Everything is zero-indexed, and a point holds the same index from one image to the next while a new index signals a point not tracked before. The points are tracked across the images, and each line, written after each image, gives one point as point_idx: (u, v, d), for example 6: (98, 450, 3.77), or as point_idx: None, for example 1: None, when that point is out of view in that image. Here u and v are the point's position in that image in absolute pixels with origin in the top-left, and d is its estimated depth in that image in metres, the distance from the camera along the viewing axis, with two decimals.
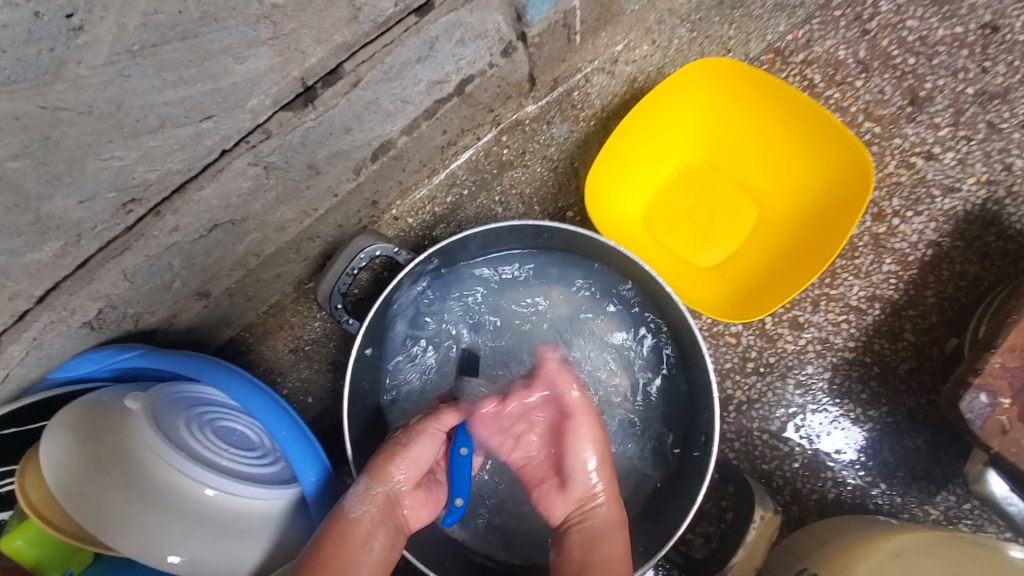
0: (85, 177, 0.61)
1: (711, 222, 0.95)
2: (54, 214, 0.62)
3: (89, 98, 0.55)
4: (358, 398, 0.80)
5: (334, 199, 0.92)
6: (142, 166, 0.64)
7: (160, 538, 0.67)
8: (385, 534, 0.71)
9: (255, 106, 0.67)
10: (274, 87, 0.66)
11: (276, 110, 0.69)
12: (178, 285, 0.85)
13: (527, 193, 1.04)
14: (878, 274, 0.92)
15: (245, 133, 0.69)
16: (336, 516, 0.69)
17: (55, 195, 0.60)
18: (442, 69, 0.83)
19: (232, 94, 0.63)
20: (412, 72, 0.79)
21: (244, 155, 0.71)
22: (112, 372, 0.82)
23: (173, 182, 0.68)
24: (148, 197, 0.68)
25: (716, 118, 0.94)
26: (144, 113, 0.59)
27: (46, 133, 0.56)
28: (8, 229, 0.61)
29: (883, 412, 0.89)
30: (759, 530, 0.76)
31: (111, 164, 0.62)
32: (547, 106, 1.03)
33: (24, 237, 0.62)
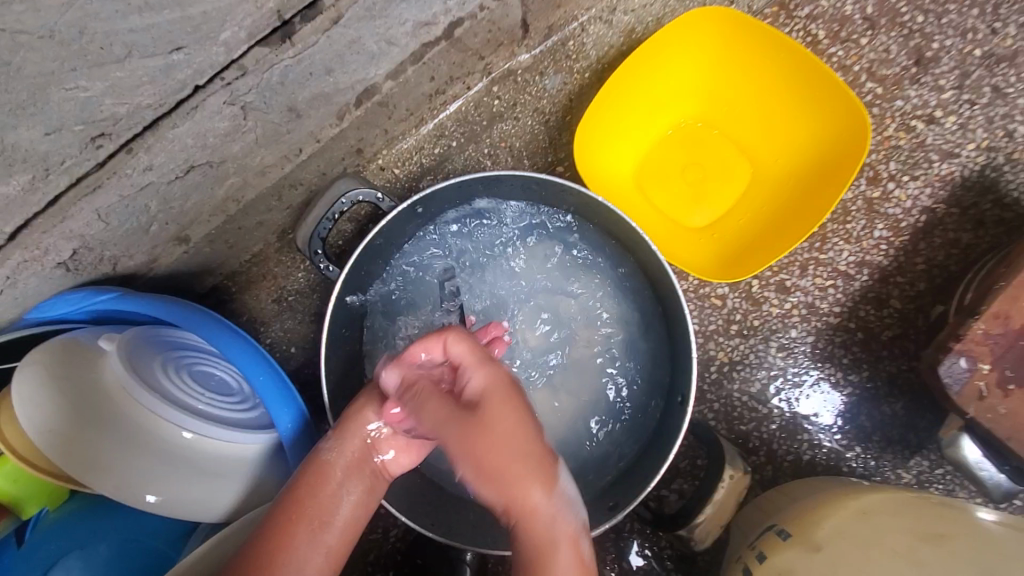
0: (51, 108, 0.58)
1: (704, 182, 0.93)
2: (20, 146, 0.60)
3: (50, 21, 0.52)
4: (336, 346, 0.80)
5: (317, 145, 0.89)
6: (110, 98, 0.61)
7: (136, 476, 0.67)
8: (357, 480, 0.68)
9: (228, 39, 0.64)
10: (248, 19, 0.63)
11: (252, 45, 0.66)
12: (156, 229, 0.83)
13: (517, 146, 1.01)
14: (869, 240, 0.91)
15: (219, 68, 0.66)
16: (310, 458, 0.68)
17: (20, 125, 0.58)
18: (429, 9, 0.80)
19: (202, 25, 0.60)
20: (396, 10, 0.76)
21: (219, 93, 0.69)
22: (88, 315, 0.81)
23: (144, 117, 0.66)
24: (118, 132, 0.65)
25: (713, 72, 0.91)
26: (109, 41, 0.56)
27: (6, 58, 0.53)
28: None
29: (863, 377, 0.89)
30: (727, 488, 0.78)
31: (77, 96, 0.59)
32: (541, 56, 1.00)
33: None
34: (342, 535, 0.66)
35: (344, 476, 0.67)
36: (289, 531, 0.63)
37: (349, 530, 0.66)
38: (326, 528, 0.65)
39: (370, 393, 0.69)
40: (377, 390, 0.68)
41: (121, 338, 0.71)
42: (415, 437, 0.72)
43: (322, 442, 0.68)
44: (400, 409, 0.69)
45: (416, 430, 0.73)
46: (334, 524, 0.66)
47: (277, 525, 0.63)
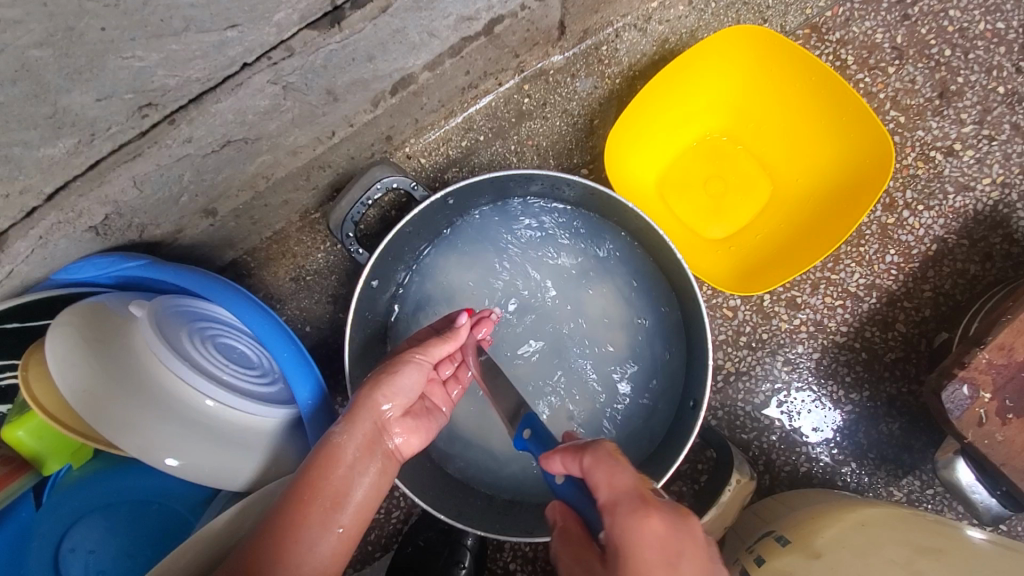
0: (105, 75, 0.59)
1: (725, 195, 0.95)
2: (71, 109, 0.61)
3: None
4: (357, 330, 0.81)
5: (350, 129, 0.90)
6: (162, 69, 0.62)
7: (160, 439, 0.68)
8: (370, 465, 0.67)
9: (281, 20, 0.65)
10: (303, 3, 0.64)
11: (302, 28, 0.68)
12: (186, 199, 0.84)
13: (543, 145, 1.03)
14: (880, 264, 0.93)
15: (268, 48, 0.67)
16: (323, 441, 0.66)
17: (74, 89, 0.59)
18: (473, 5, 0.81)
19: (260, 5, 0.61)
20: (443, 3, 0.77)
21: (265, 72, 0.70)
22: (114, 280, 0.82)
23: (191, 90, 0.67)
24: (164, 103, 0.67)
25: (742, 88, 0.93)
26: (170, 14, 0.57)
27: (70, 23, 0.54)
28: (23, 120, 0.59)
29: (864, 396, 0.91)
30: (733, 493, 0.80)
31: (131, 65, 0.60)
32: (574, 58, 1.01)
33: (38, 130, 0.61)
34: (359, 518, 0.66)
35: (356, 458, 0.66)
36: (307, 513, 0.62)
37: (363, 512, 0.66)
38: (341, 509, 0.65)
39: (377, 377, 0.69)
40: (386, 373, 0.69)
41: (153, 305, 0.72)
42: (421, 421, 0.73)
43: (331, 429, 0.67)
44: (408, 393, 0.70)
45: (420, 413, 0.74)
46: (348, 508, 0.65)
47: (294, 509, 0.62)
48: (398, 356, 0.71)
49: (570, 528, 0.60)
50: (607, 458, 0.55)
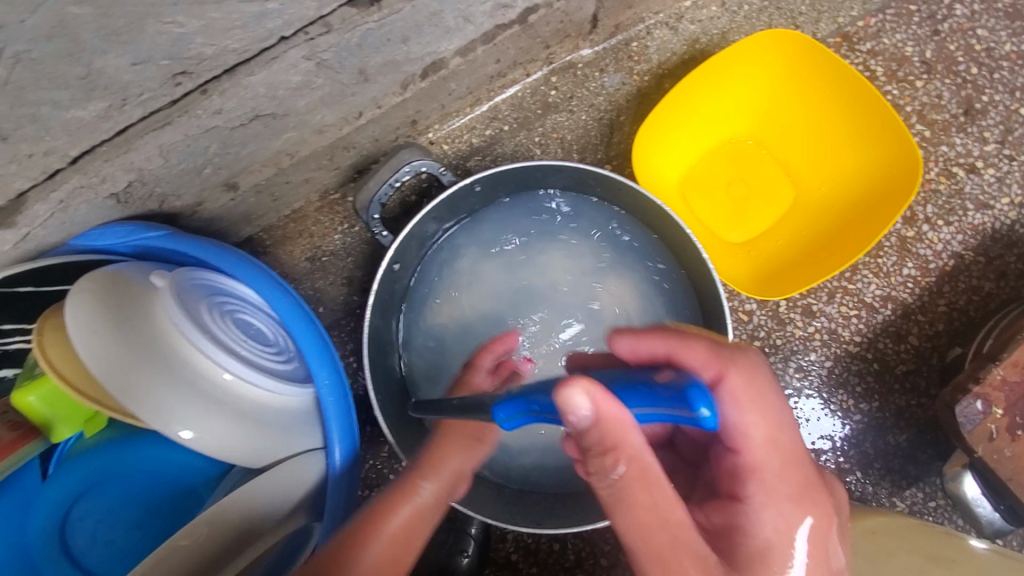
0: (143, 39, 0.58)
1: (746, 199, 0.95)
2: (106, 72, 0.60)
3: None
4: (378, 312, 0.82)
5: (378, 111, 0.90)
6: (201, 37, 0.61)
7: (178, 411, 0.67)
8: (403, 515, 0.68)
9: None
10: None
11: (343, 4, 0.67)
12: (209, 172, 0.83)
13: (568, 139, 1.02)
14: (897, 276, 0.94)
15: (308, 22, 0.67)
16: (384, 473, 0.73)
17: (110, 51, 0.58)
18: None
19: None
20: None
21: (300, 47, 0.69)
22: (131, 249, 0.81)
23: (226, 61, 0.66)
24: (199, 72, 0.66)
25: (770, 93, 0.93)
26: None
27: None
28: (56, 79, 0.58)
29: (873, 407, 0.92)
30: None
31: (171, 30, 0.59)
32: (603, 53, 1.02)
33: (70, 91, 0.60)
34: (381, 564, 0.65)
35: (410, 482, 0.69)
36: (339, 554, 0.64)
37: (384, 558, 0.65)
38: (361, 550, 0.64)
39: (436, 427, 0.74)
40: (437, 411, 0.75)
41: (174, 275, 0.72)
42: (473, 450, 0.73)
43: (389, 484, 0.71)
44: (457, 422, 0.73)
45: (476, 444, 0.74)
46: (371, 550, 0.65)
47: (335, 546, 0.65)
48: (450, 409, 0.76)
49: (629, 449, 0.46)
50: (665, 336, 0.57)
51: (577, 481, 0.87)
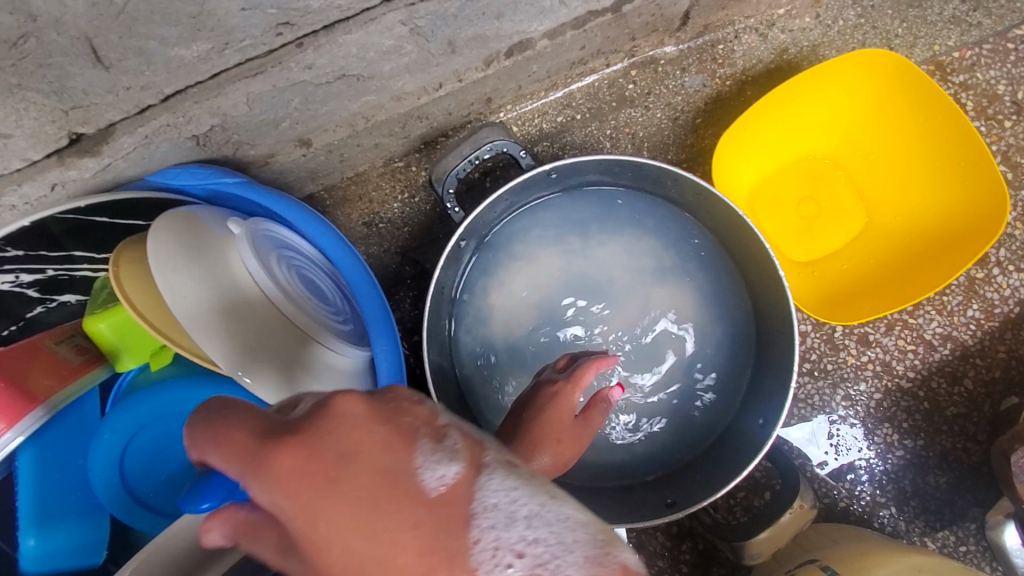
0: None
1: (817, 219, 0.93)
2: (215, 14, 0.60)
3: None
4: (441, 284, 0.83)
5: (458, 85, 0.89)
6: None
7: (241, 355, 0.68)
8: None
9: None
10: None
11: None
12: (286, 126, 0.83)
13: (639, 135, 1.00)
14: (960, 316, 0.92)
15: None
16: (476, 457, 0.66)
17: None
18: None
19: None
20: None
21: (400, 10, 0.70)
22: (205, 192, 0.82)
23: (329, 17, 0.66)
24: (301, 25, 0.66)
25: (856, 113, 0.91)
26: None
27: None
28: (168, 15, 0.58)
29: (917, 445, 0.90)
30: (792, 517, 0.84)
31: None
32: (687, 52, 0.99)
33: (178, 28, 0.60)
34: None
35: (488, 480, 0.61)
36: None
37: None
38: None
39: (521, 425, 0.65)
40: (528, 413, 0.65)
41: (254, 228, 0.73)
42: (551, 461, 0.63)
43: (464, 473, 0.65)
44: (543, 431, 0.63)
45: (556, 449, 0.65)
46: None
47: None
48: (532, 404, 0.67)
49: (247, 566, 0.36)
50: (204, 428, 0.37)
51: (611, 479, 0.87)
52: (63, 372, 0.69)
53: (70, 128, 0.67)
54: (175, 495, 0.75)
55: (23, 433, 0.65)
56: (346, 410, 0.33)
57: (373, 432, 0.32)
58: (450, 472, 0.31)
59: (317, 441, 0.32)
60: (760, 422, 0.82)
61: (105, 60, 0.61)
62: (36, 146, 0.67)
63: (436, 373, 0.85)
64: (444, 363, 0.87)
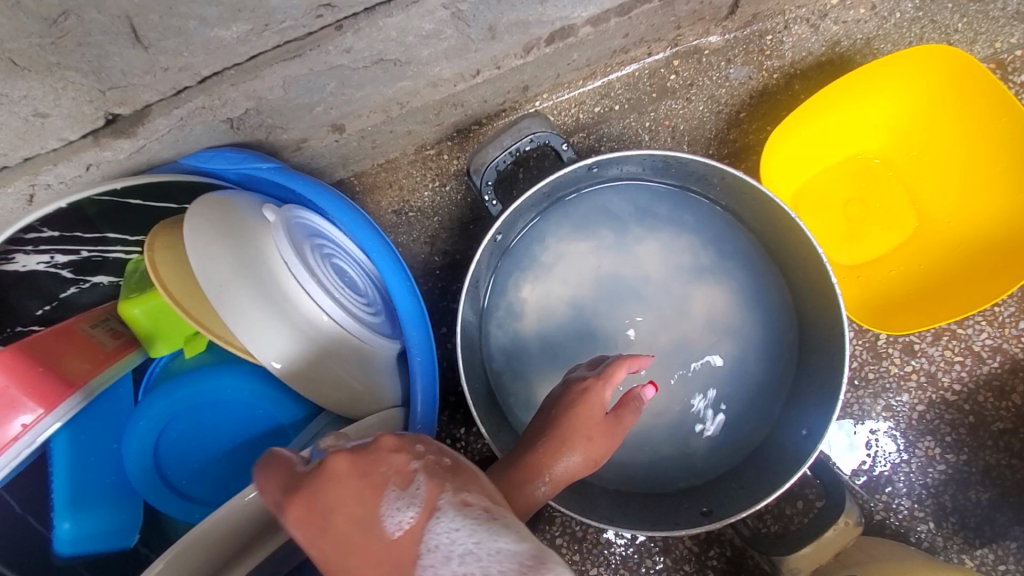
0: None
1: (865, 222, 0.89)
2: None
3: None
4: (476, 278, 0.82)
5: (495, 71, 0.86)
6: None
7: (276, 342, 0.67)
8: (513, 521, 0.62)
9: None
10: None
11: None
12: (320, 110, 0.81)
13: (680, 128, 0.97)
14: (1012, 328, 0.88)
15: None
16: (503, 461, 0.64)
17: None
18: None
19: None
20: None
21: None
22: (239, 176, 0.81)
23: None
24: (342, 6, 0.64)
25: (909, 112, 0.87)
26: None
27: None
28: None
29: (960, 459, 0.87)
30: (836, 533, 0.80)
31: None
32: (733, 42, 0.95)
33: (219, 8, 0.58)
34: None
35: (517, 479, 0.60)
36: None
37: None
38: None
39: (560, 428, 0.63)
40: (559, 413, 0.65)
41: (287, 216, 0.73)
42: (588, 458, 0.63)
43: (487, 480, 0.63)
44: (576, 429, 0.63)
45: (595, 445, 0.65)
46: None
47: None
48: (569, 408, 0.65)
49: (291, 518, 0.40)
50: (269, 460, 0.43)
51: (640, 483, 0.85)
52: (98, 356, 0.70)
53: (107, 109, 0.66)
54: (207, 483, 0.75)
55: (60, 417, 0.65)
56: (336, 468, 0.38)
57: (348, 489, 0.37)
58: (411, 517, 0.35)
59: (312, 496, 0.37)
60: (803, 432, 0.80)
61: (144, 40, 0.59)
62: (73, 126, 0.66)
63: (467, 368, 0.84)
64: (474, 359, 0.86)
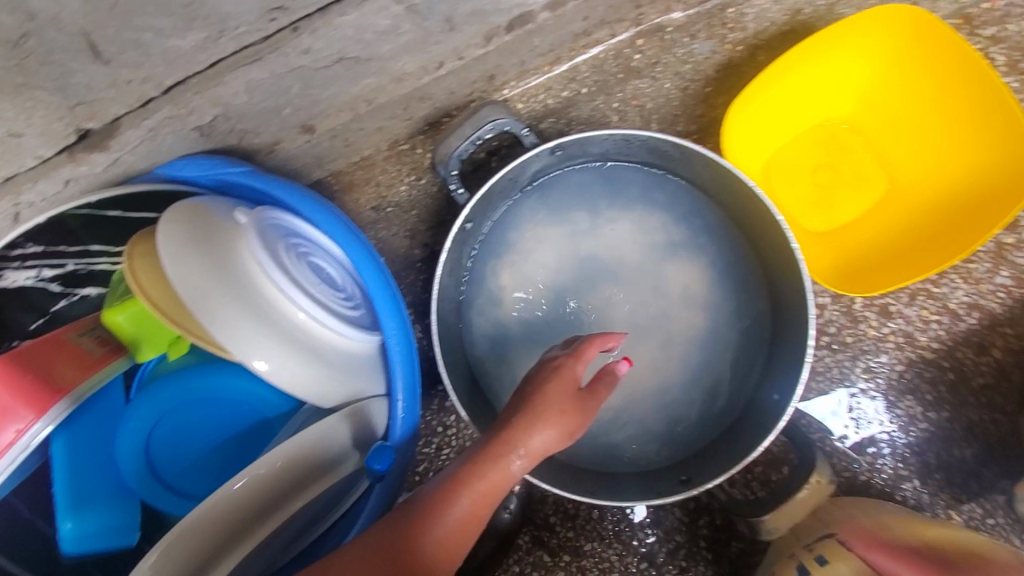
0: None
1: (835, 188, 0.90)
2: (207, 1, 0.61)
3: None
4: (450, 267, 0.83)
5: (459, 62, 0.87)
6: None
7: (255, 342, 0.69)
8: (490, 497, 0.63)
9: None
10: None
11: None
12: (288, 112, 0.82)
13: (648, 107, 0.97)
14: (988, 284, 0.88)
15: None
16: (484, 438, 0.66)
17: None
18: None
19: None
20: None
21: None
22: (212, 183, 0.82)
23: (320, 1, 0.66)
24: (295, 9, 0.66)
25: (872, 75, 0.87)
26: None
27: None
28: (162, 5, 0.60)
29: (941, 417, 0.88)
30: (810, 493, 0.81)
31: None
32: (696, 18, 0.96)
33: (173, 18, 0.61)
34: (456, 538, 0.63)
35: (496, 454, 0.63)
36: (424, 527, 0.62)
37: (466, 530, 0.63)
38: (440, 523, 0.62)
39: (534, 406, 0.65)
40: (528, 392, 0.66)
41: (259, 219, 0.76)
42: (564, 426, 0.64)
43: (464, 458, 0.64)
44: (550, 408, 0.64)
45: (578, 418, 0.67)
46: (449, 523, 0.62)
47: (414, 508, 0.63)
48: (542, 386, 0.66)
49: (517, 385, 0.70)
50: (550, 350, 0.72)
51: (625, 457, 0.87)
52: (88, 363, 0.72)
53: (77, 125, 0.68)
54: (200, 477, 0.78)
55: (52, 421, 0.68)
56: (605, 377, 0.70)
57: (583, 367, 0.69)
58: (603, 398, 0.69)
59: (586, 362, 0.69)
60: (777, 395, 0.80)
61: (104, 54, 0.62)
62: (48, 143, 0.69)
63: (449, 357, 0.85)
64: (456, 346, 0.88)
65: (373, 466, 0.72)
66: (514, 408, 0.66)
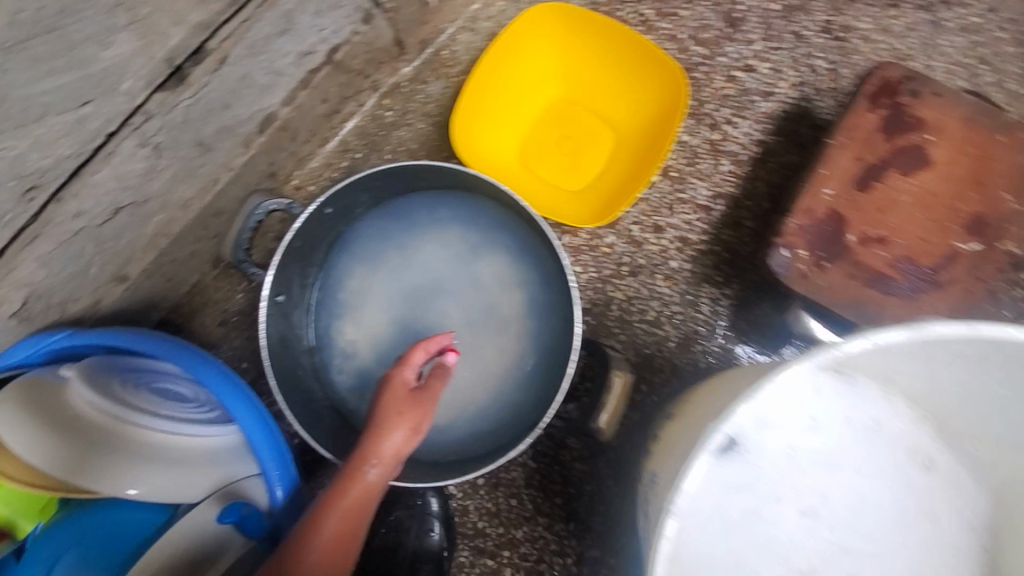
0: None
1: (573, 151, 1.08)
2: None
3: None
4: (276, 340, 0.93)
5: (231, 173, 1.01)
6: (34, 153, 0.71)
7: (119, 473, 0.78)
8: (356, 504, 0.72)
9: (130, 88, 0.75)
10: (143, 69, 0.75)
11: (152, 92, 0.78)
12: (95, 271, 0.91)
13: (414, 148, 1.15)
14: (718, 175, 1.07)
15: (126, 115, 0.77)
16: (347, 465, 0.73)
17: None
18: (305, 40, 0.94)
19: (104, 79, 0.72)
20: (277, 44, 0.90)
21: (131, 137, 0.80)
22: (46, 357, 0.81)
23: (67, 166, 0.75)
24: (46, 181, 0.74)
25: (562, 57, 1.08)
26: (26, 104, 0.67)
27: None
28: None
29: (737, 289, 1.04)
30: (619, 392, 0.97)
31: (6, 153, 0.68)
32: (420, 67, 1.14)
33: None
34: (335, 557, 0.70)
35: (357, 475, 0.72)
36: (298, 559, 0.68)
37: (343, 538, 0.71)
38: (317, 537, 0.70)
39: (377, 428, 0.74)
40: (382, 418, 0.74)
41: (87, 371, 0.81)
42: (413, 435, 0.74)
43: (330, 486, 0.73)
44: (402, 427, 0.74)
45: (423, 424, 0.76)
46: (319, 545, 0.69)
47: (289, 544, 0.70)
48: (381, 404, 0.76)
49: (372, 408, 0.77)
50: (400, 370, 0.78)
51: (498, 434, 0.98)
52: None
53: None
54: None
55: None
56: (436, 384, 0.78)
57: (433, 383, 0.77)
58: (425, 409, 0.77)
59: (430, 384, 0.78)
60: (573, 325, 0.95)
61: None
62: None
63: (311, 416, 0.95)
64: (319, 406, 0.97)
65: (222, 520, 0.79)
66: (370, 429, 0.75)
